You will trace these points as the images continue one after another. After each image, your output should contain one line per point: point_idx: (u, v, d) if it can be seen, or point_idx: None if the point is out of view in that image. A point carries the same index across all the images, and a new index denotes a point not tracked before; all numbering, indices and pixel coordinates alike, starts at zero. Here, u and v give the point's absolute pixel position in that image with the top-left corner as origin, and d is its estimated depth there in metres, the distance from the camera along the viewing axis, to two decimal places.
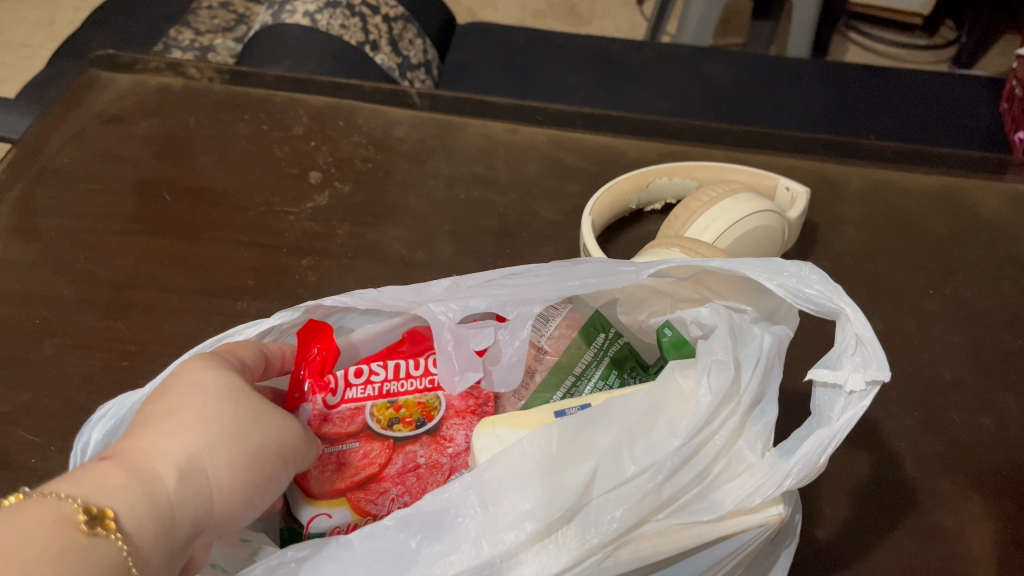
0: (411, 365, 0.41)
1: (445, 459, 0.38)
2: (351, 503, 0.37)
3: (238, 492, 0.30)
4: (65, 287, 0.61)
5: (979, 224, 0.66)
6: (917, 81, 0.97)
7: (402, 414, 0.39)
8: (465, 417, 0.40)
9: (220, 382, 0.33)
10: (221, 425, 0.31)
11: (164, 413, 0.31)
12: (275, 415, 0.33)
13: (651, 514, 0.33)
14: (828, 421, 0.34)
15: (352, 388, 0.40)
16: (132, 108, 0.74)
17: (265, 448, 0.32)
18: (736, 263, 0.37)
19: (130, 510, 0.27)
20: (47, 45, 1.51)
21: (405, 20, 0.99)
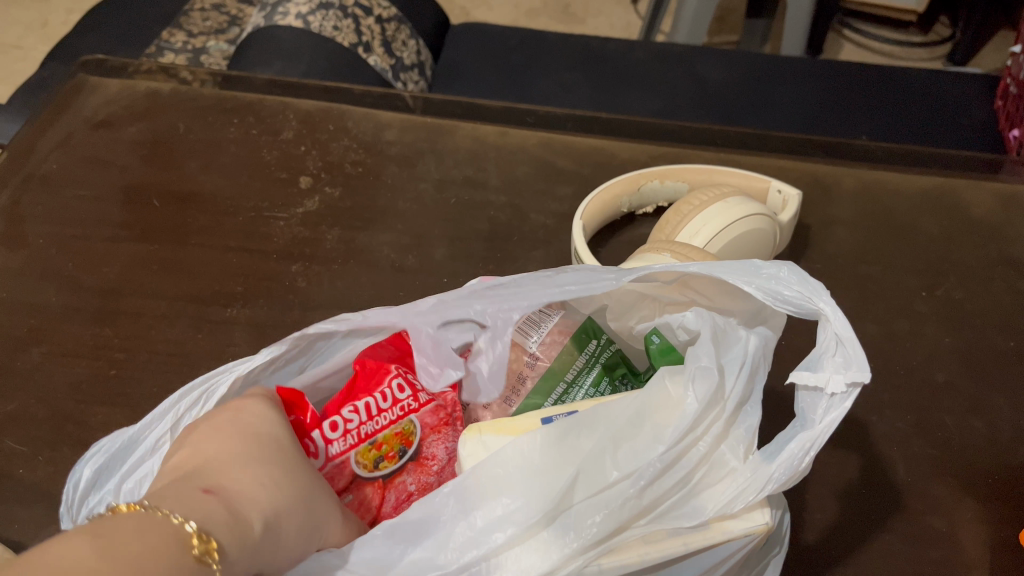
0: (378, 401, 0.39)
1: (433, 479, 0.38)
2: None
3: (289, 562, 0.30)
4: (51, 295, 0.60)
5: (972, 225, 0.65)
6: (911, 80, 0.97)
7: (383, 451, 0.38)
8: (440, 430, 0.40)
9: (286, 444, 0.33)
10: (294, 487, 0.31)
11: (242, 456, 0.30)
12: (330, 490, 0.33)
13: (633, 520, 0.33)
14: (811, 423, 0.33)
15: (333, 443, 0.37)
16: (120, 113, 0.73)
17: (322, 520, 0.31)
18: (715, 267, 0.37)
19: (231, 547, 0.25)
20: (40, 47, 1.50)
21: (398, 21, 0.99)
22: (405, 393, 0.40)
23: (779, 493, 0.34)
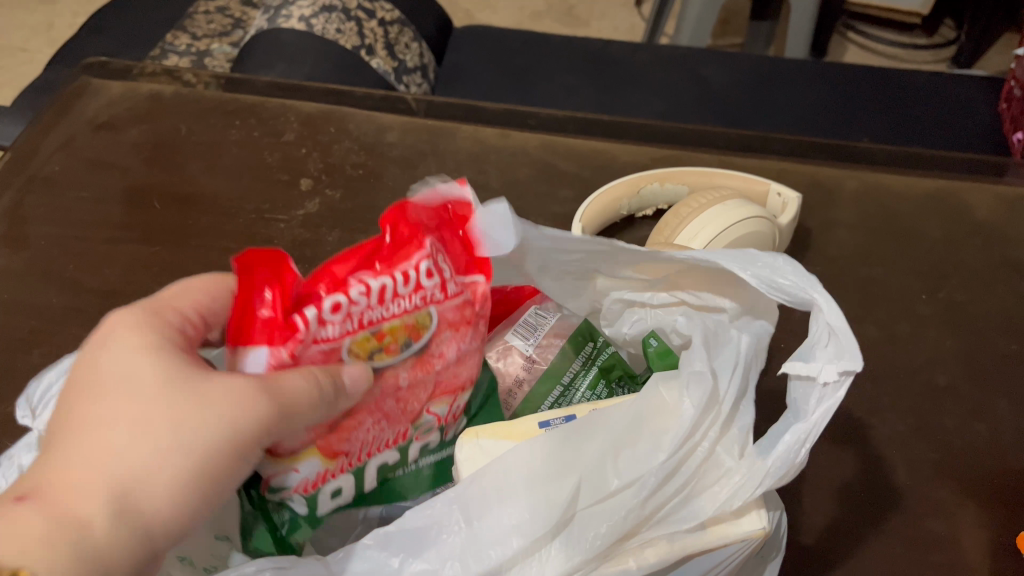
0: (400, 282, 0.34)
1: (430, 376, 0.37)
2: (320, 450, 0.35)
3: (192, 510, 0.30)
4: (52, 296, 0.60)
5: (974, 228, 0.65)
6: (914, 82, 0.97)
7: (384, 342, 0.35)
8: (458, 329, 0.37)
9: (176, 378, 0.31)
10: (172, 441, 0.30)
11: (102, 436, 0.30)
12: (244, 396, 0.31)
13: (636, 527, 0.33)
14: (804, 415, 0.33)
15: (326, 326, 0.33)
16: (123, 115, 0.73)
17: (223, 448, 0.30)
18: (712, 255, 0.38)
19: (50, 562, 0.26)
20: (45, 50, 1.51)
21: (400, 24, 0.99)
22: (431, 280, 0.35)
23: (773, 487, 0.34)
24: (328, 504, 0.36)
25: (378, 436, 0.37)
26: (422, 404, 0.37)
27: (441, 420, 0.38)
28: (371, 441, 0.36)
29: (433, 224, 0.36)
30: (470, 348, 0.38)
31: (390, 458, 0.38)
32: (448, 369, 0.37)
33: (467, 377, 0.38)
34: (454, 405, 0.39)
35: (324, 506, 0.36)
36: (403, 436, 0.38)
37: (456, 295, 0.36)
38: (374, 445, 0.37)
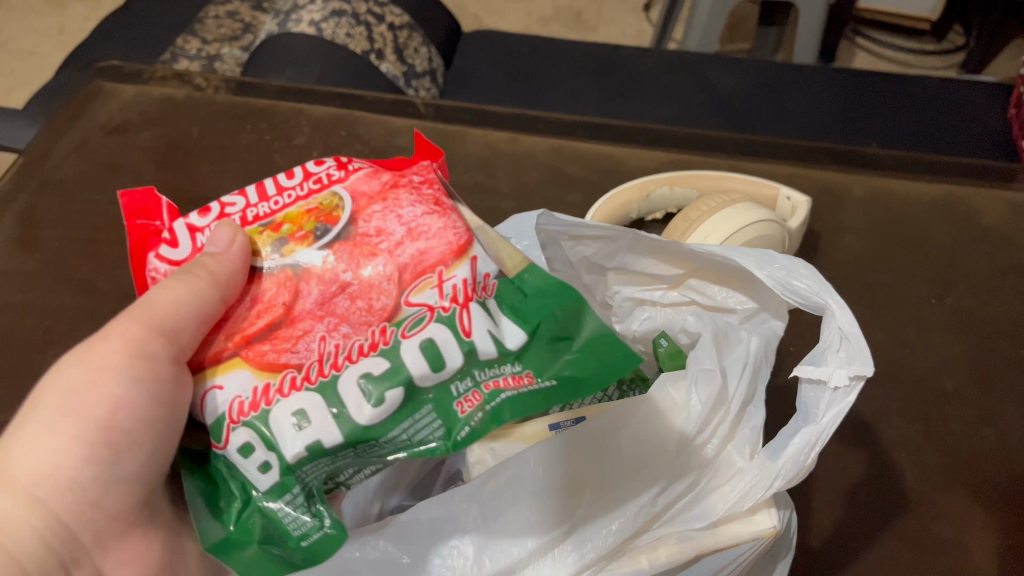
0: (284, 178, 0.37)
1: (379, 253, 0.33)
2: (250, 362, 0.32)
3: (90, 493, 0.35)
4: (66, 297, 0.61)
5: (982, 233, 0.65)
6: (924, 87, 0.97)
7: (292, 231, 0.35)
8: (382, 200, 0.34)
9: (62, 378, 0.35)
10: (54, 441, 0.34)
11: (3, 445, 0.34)
12: (116, 372, 0.35)
13: (647, 524, 0.34)
14: (814, 418, 0.33)
15: (200, 231, 0.36)
16: (135, 118, 0.74)
17: (96, 434, 0.34)
18: (733, 252, 0.38)
19: None
20: (55, 53, 1.52)
21: (410, 29, 1.00)
22: (319, 166, 0.37)
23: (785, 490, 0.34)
24: (294, 439, 0.31)
25: (351, 343, 0.32)
26: (395, 296, 0.33)
27: (435, 309, 0.32)
28: (346, 351, 0.32)
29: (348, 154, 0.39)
30: (416, 214, 0.34)
31: (375, 366, 0.31)
32: (404, 249, 0.33)
33: (438, 247, 0.33)
34: (444, 288, 0.32)
35: (285, 440, 0.31)
36: (386, 336, 0.32)
37: (359, 172, 0.36)
38: (345, 355, 0.32)
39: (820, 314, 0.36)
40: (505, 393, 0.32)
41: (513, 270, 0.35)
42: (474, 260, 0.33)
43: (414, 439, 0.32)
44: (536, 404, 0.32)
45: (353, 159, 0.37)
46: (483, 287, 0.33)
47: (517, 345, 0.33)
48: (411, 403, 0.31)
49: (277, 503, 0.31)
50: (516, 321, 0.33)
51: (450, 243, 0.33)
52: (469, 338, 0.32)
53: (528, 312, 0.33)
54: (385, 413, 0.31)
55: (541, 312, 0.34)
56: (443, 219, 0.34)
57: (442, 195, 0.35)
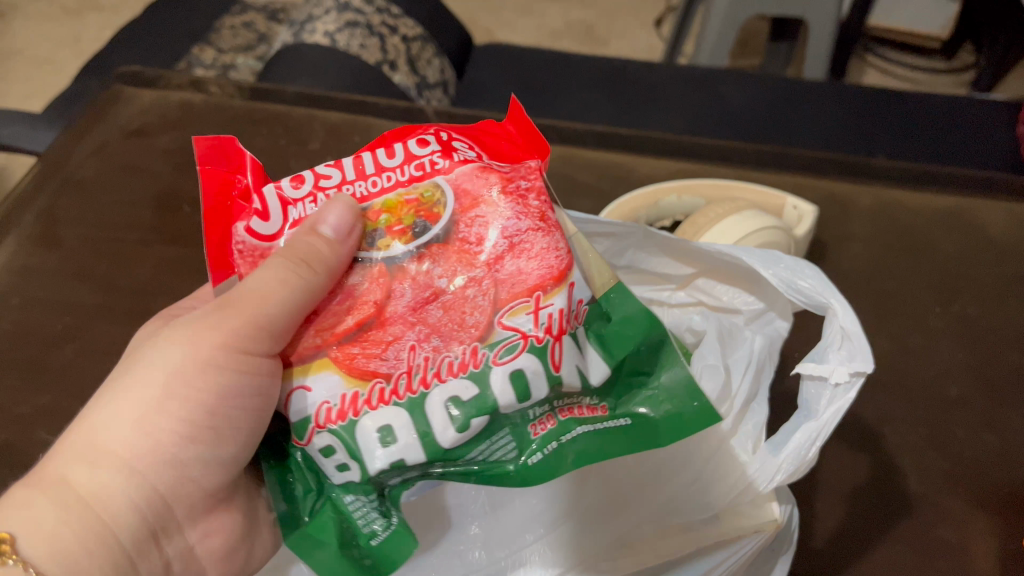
0: (385, 156, 0.37)
1: (478, 269, 0.35)
2: (340, 366, 0.34)
3: (186, 471, 0.36)
4: (84, 294, 0.62)
5: (987, 242, 0.66)
6: (933, 103, 0.97)
7: (390, 223, 0.36)
8: (487, 202, 0.35)
9: (164, 361, 0.37)
10: (157, 418, 0.36)
11: (96, 417, 0.36)
12: (224, 363, 0.36)
13: (649, 515, 0.37)
14: (816, 414, 0.34)
15: (293, 204, 0.36)
16: (154, 122, 0.75)
17: (202, 417, 0.36)
18: (739, 252, 0.40)
19: (70, 532, 0.33)
20: (71, 62, 1.54)
21: (422, 40, 1.01)
22: (425, 147, 0.37)
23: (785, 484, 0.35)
24: (380, 455, 0.33)
25: (440, 359, 0.34)
26: (489, 315, 0.34)
27: (528, 337, 0.34)
28: (435, 368, 0.34)
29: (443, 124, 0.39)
30: (520, 227, 0.35)
31: (464, 391, 0.34)
32: (504, 262, 0.34)
33: (540, 270, 0.34)
34: (540, 316, 0.34)
35: (372, 456, 0.33)
36: (476, 359, 0.34)
37: (466, 162, 0.36)
38: (434, 373, 0.34)
39: (825, 315, 0.37)
40: (581, 427, 0.36)
41: (600, 289, 0.36)
42: (571, 289, 0.34)
43: (490, 460, 0.35)
44: (605, 441, 0.35)
45: (457, 140, 0.38)
46: (576, 316, 0.35)
47: (599, 380, 0.36)
48: (492, 428, 0.34)
49: (348, 499, 0.35)
50: (605, 355, 0.36)
51: (553, 268, 0.34)
52: (558, 371, 0.34)
53: (620, 344, 0.36)
54: (468, 437, 0.34)
55: (632, 346, 0.36)
56: (546, 237, 0.34)
57: (548, 206, 0.35)
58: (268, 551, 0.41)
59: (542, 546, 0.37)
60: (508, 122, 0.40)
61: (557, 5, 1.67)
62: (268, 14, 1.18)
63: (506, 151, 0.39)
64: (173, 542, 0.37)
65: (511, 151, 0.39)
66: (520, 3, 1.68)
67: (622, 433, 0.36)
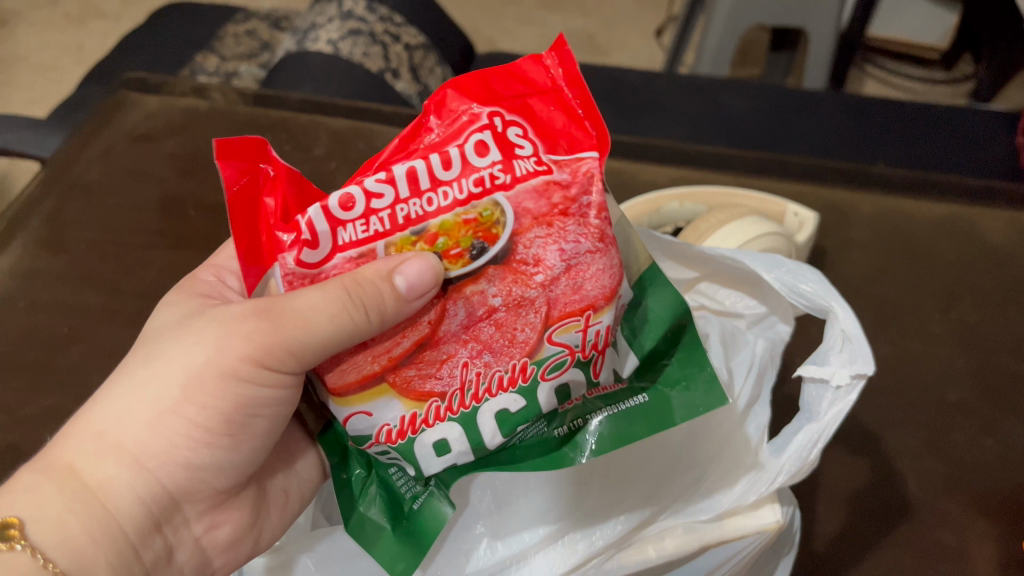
0: (439, 164, 0.33)
1: (534, 292, 0.35)
2: (398, 390, 0.35)
3: (199, 470, 0.38)
4: (90, 297, 0.63)
5: (987, 249, 0.66)
6: (934, 113, 0.98)
7: (447, 246, 0.34)
8: (550, 225, 0.34)
9: (187, 361, 0.36)
10: (173, 418, 0.36)
11: (107, 409, 0.36)
12: (247, 377, 0.36)
13: (654, 514, 0.38)
14: (817, 415, 0.36)
15: (343, 226, 0.33)
16: (159, 128, 0.76)
17: (219, 423, 0.37)
18: (742, 256, 0.40)
19: (77, 523, 0.34)
20: (75, 69, 1.55)
21: (425, 48, 1.02)
22: (484, 157, 0.34)
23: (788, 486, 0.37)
24: (435, 463, 0.36)
25: (492, 373, 0.35)
26: (539, 333, 0.35)
27: (576, 352, 0.36)
28: (487, 383, 0.35)
29: (488, 97, 0.35)
30: (579, 250, 0.34)
31: (512, 404, 0.36)
32: (560, 284, 0.35)
33: (594, 292, 0.35)
34: (589, 334, 0.35)
35: (428, 459, 0.36)
36: (525, 374, 0.35)
37: (530, 174, 0.34)
38: (486, 388, 0.35)
39: (826, 318, 0.38)
40: (606, 409, 0.38)
41: (638, 271, 0.39)
42: (618, 303, 0.36)
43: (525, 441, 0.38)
44: (628, 427, 0.38)
45: (512, 130, 0.34)
46: (616, 318, 0.37)
47: (631, 371, 0.39)
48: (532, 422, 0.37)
49: (392, 471, 0.37)
50: (634, 347, 0.39)
51: (607, 288, 0.35)
52: (598, 377, 0.37)
53: (649, 331, 0.39)
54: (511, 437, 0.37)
55: (662, 331, 0.38)
56: (604, 258, 0.35)
57: (609, 222, 0.35)
58: (273, 538, 0.43)
59: (545, 547, 0.38)
60: (560, 84, 0.35)
61: (558, 15, 1.68)
62: (271, 22, 1.19)
63: (560, 135, 0.35)
64: (177, 532, 0.39)
65: (564, 135, 0.35)
66: (521, 13, 1.69)
67: (641, 413, 0.38)
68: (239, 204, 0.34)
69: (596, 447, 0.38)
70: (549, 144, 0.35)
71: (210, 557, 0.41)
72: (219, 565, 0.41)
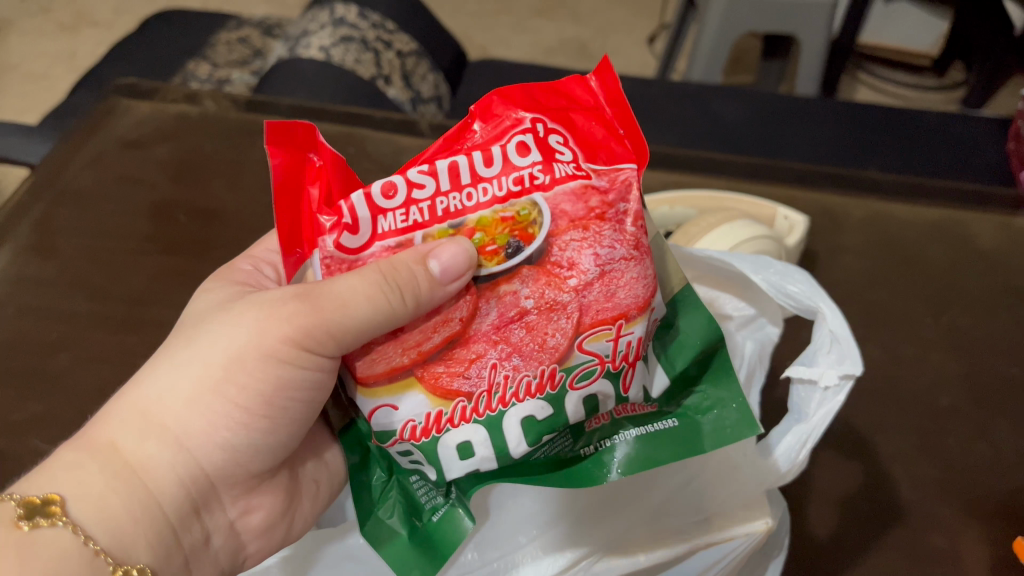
0: (481, 162, 0.34)
1: (566, 297, 0.34)
2: (425, 385, 0.34)
3: (236, 452, 0.37)
4: (80, 303, 0.63)
5: (977, 254, 0.66)
6: (925, 120, 0.98)
7: (483, 242, 0.34)
8: (585, 229, 0.34)
9: (229, 341, 0.36)
10: (212, 399, 0.36)
11: (147, 389, 0.36)
12: (287, 358, 0.36)
13: (645, 514, 0.38)
14: (807, 416, 0.36)
15: (383, 214, 0.34)
16: (150, 133, 0.76)
17: (258, 405, 0.37)
18: (730, 259, 0.41)
19: (119, 500, 0.33)
20: (66, 77, 1.54)
21: (417, 55, 1.03)
22: (525, 157, 0.34)
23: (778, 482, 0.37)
24: (458, 466, 0.35)
25: (520, 377, 0.34)
26: (570, 338, 0.34)
27: (606, 362, 0.35)
28: (515, 387, 0.34)
29: (532, 102, 0.35)
30: (614, 255, 0.34)
31: (539, 411, 0.35)
32: (593, 289, 0.34)
33: (627, 300, 0.34)
34: (620, 343, 0.35)
35: (451, 464, 0.35)
36: (554, 380, 0.35)
37: (568, 177, 0.34)
38: (513, 392, 0.34)
39: (813, 319, 0.38)
40: (635, 429, 0.37)
41: (675, 288, 0.38)
42: (650, 316, 0.36)
43: (548, 457, 0.36)
44: (655, 449, 0.37)
45: (553, 137, 0.35)
46: (647, 334, 0.37)
47: (661, 392, 0.39)
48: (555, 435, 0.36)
49: (412, 478, 0.37)
50: (667, 366, 0.38)
51: (640, 298, 0.35)
52: (627, 392, 0.36)
53: (681, 353, 0.38)
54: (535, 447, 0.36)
55: (692, 354, 0.38)
56: (638, 266, 0.34)
57: (642, 231, 0.35)
58: (306, 527, 0.43)
59: (535, 548, 0.38)
60: (602, 101, 0.36)
61: (550, 23, 1.69)
62: (262, 30, 1.19)
63: (600, 146, 0.35)
64: (213, 517, 0.39)
65: (604, 146, 0.35)
66: (514, 21, 1.69)
67: (669, 436, 0.37)
68: (285, 191, 0.35)
69: (624, 468, 0.37)
70: (588, 153, 0.35)
71: (244, 542, 0.40)
72: (253, 551, 0.41)
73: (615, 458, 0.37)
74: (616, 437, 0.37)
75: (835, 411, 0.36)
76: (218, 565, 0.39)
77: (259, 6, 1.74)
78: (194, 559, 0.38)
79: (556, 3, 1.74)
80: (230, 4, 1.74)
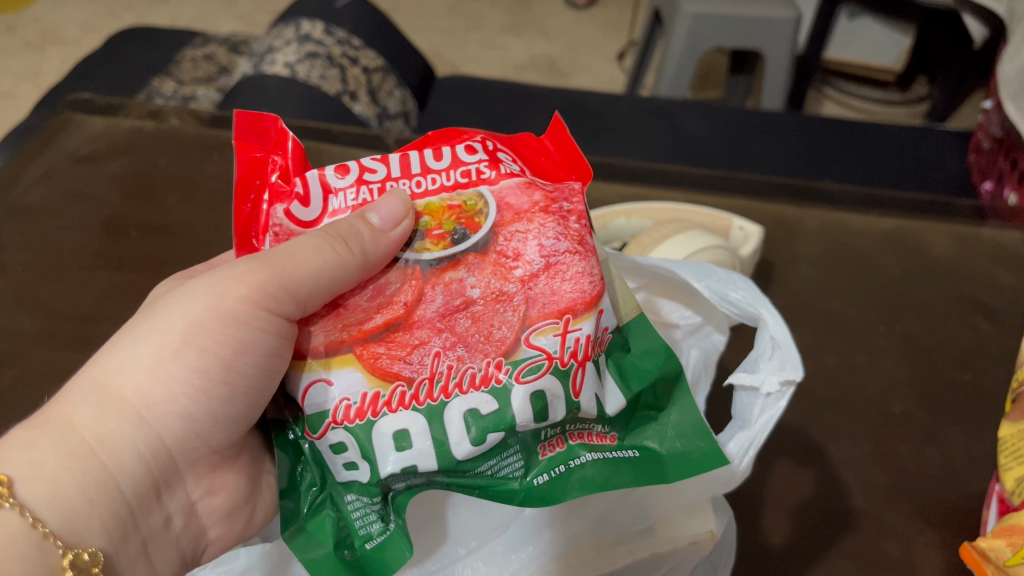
0: (431, 157, 0.37)
1: (512, 288, 0.34)
2: (363, 363, 0.34)
3: (199, 427, 0.35)
4: (26, 321, 0.62)
5: (932, 261, 0.67)
6: (887, 133, 1.00)
7: (430, 226, 0.36)
8: (531, 220, 0.35)
9: (186, 307, 0.35)
10: (171, 367, 0.34)
11: (105, 362, 0.34)
12: (245, 319, 0.34)
13: (585, 533, 0.39)
14: (749, 423, 0.37)
15: (335, 192, 0.36)
16: (103, 148, 0.75)
17: (217, 370, 0.35)
18: (676, 266, 0.42)
19: (72, 478, 0.31)
20: (31, 95, 1.52)
21: (383, 72, 1.03)
22: (473, 155, 0.36)
23: (721, 488, 0.38)
24: (392, 459, 0.33)
25: (464, 368, 0.34)
26: (516, 332, 0.34)
27: (553, 358, 0.34)
28: (457, 378, 0.34)
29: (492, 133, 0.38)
30: (558, 248, 0.35)
31: (484, 405, 0.33)
32: (538, 281, 0.34)
33: (572, 294, 0.34)
34: (567, 340, 0.34)
35: (385, 458, 0.33)
36: (499, 373, 0.34)
37: (511, 175, 0.36)
38: (456, 382, 0.34)
39: (756, 325, 0.40)
40: (590, 454, 0.36)
41: (624, 318, 0.38)
42: (599, 316, 0.35)
43: (499, 476, 0.35)
44: (614, 471, 0.36)
45: (502, 153, 0.37)
46: (597, 342, 0.35)
47: (615, 411, 0.36)
48: (506, 442, 0.34)
49: (349, 497, 0.35)
50: (622, 384, 0.37)
51: (585, 294, 0.34)
52: (577, 397, 0.34)
53: (635, 374, 0.37)
54: (481, 450, 0.34)
55: (647, 377, 0.37)
56: (582, 262, 0.35)
57: (586, 232, 0.36)
58: (269, 514, 0.41)
59: (475, 561, 0.38)
60: (551, 150, 0.39)
61: (520, 39, 1.70)
62: (229, 47, 1.19)
63: (547, 173, 0.38)
64: (174, 498, 0.37)
65: (551, 173, 0.38)
66: (484, 37, 1.70)
67: (628, 464, 0.36)
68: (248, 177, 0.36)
69: (582, 488, 0.35)
70: (536, 172, 0.38)
71: (205, 526, 0.38)
72: (214, 536, 0.39)
73: (575, 480, 0.35)
74: (573, 462, 0.36)
75: (775, 418, 0.37)
76: (180, 549, 0.37)
77: (228, 24, 1.73)
78: (154, 544, 0.35)
79: (527, 20, 1.75)
80: (199, 22, 1.73)
